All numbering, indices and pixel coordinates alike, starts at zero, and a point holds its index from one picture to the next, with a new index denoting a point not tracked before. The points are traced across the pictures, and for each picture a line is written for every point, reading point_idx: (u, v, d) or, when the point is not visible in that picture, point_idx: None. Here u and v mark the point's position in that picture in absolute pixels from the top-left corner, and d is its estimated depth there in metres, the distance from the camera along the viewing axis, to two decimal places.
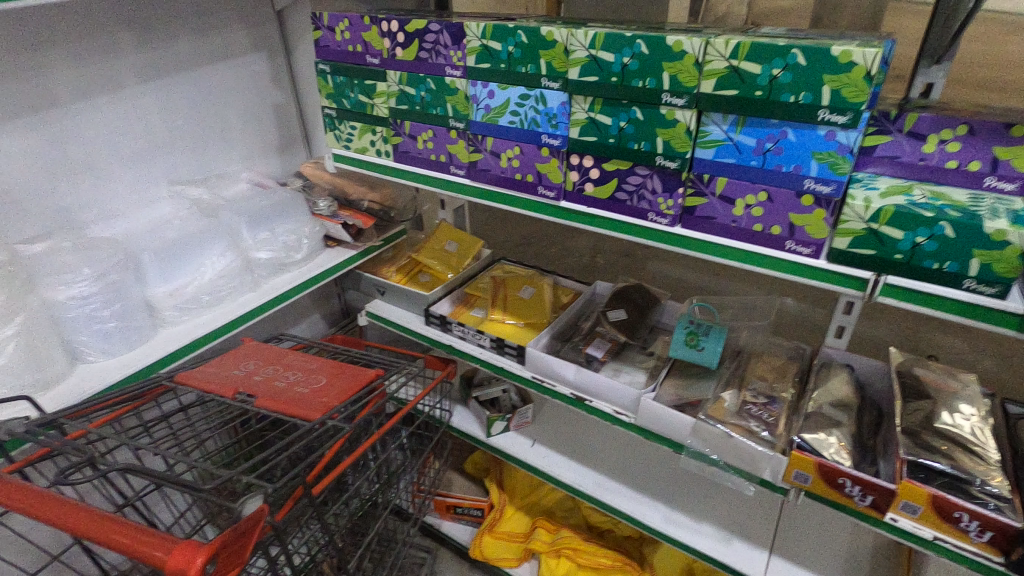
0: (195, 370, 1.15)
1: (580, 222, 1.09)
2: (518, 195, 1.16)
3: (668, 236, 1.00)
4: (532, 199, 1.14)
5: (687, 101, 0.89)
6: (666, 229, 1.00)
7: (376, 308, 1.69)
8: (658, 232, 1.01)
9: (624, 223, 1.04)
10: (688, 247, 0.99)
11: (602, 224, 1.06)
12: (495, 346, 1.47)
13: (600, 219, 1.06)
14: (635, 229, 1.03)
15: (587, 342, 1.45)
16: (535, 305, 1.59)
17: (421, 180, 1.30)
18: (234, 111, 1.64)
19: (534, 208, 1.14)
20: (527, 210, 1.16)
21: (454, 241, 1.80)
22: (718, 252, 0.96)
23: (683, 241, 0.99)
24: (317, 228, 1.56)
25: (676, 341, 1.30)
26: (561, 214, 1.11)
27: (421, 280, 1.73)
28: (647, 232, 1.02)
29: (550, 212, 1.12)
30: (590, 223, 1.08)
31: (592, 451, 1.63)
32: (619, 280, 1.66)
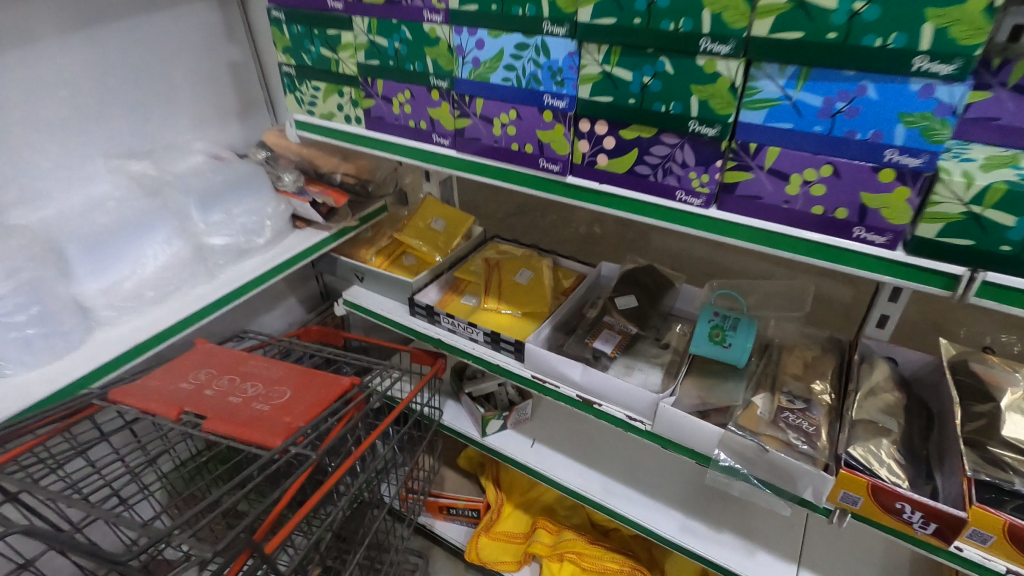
0: (134, 383, 0.97)
1: (592, 203, 0.90)
2: (515, 169, 0.96)
3: (704, 220, 0.81)
4: (534, 175, 0.94)
5: (733, 48, 0.69)
6: (702, 211, 0.81)
7: (355, 296, 1.50)
8: (692, 214, 0.82)
9: (647, 203, 0.85)
10: (728, 235, 0.81)
11: (622, 206, 0.88)
12: (489, 340, 1.30)
13: (619, 200, 0.87)
14: (662, 213, 0.85)
15: (600, 330, 1.28)
16: (534, 291, 1.41)
17: (399, 152, 1.10)
18: (181, 71, 1.41)
19: (536, 185, 0.95)
20: (526, 188, 0.96)
21: (442, 218, 1.60)
22: (766, 241, 0.78)
23: (724, 228, 0.80)
24: (282, 207, 1.35)
25: (698, 336, 1.12)
26: (570, 194, 0.92)
27: (405, 264, 1.54)
28: (678, 215, 0.83)
29: (556, 190, 0.93)
30: (606, 205, 0.89)
31: (599, 452, 1.48)
32: (626, 260, 1.48)
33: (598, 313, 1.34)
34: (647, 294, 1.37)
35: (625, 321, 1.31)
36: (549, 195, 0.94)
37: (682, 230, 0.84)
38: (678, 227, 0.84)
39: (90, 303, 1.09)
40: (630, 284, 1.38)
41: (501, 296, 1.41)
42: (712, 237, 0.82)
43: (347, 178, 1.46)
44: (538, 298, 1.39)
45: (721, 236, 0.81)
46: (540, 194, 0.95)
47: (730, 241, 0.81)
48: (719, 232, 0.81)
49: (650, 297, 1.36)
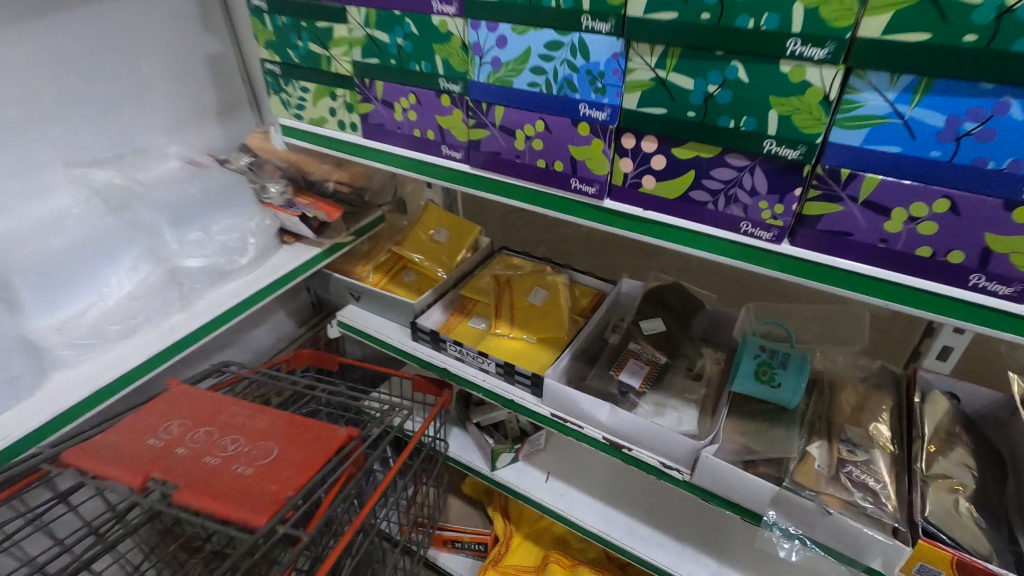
0: (93, 442, 0.82)
1: (634, 232, 0.77)
2: (541, 190, 0.82)
3: (774, 257, 0.68)
4: (563, 197, 0.80)
5: (831, 52, 0.55)
6: (772, 247, 0.68)
7: (350, 317, 1.36)
8: (759, 250, 0.69)
9: (702, 234, 0.71)
10: (803, 275, 0.67)
11: (671, 237, 0.74)
12: (503, 372, 1.16)
13: (668, 229, 0.74)
14: (721, 247, 0.71)
15: (626, 360, 1.16)
16: (550, 313, 1.27)
17: (401, 165, 0.95)
18: (152, 66, 1.25)
19: (566, 208, 0.81)
20: (553, 212, 0.82)
21: (445, 228, 1.46)
22: (851, 286, 0.65)
23: (799, 267, 0.67)
24: (268, 221, 1.20)
25: (742, 374, 0.98)
26: (607, 220, 0.78)
27: (406, 281, 1.40)
28: (741, 250, 0.70)
29: (590, 215, 0.79)
30: (651, 235, 0.75)
31: (620, 486, 1.35)
32: (650, 276, 1.35)
33: (622, 339, 1.21)
34: (676, 318, 1.23)
35: (653, 349, 1.18)
36: (581, 220, 0.80)
37: (745, 267, 0.71)
38: (741, 264, 0.71)
39: (44, 342, 0.94)
40: (656, 306, 1.25)
41: (513, 319, 1.27)
42: (783, 277, 0.69)
43: (341, 187, 1.32)
44: (555, 321, 1.25)
45: (794, 276, 0.68)
46: (570, 218, 0.81)
47: (805, 283, 0.67)
48: (792, 272, 0.68)
49: (678, 321, 1.23)
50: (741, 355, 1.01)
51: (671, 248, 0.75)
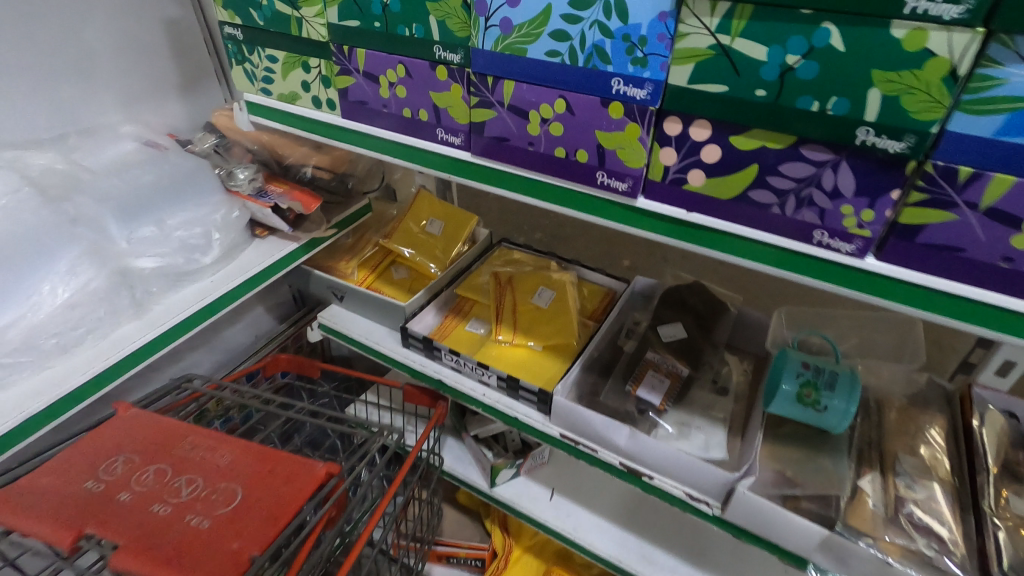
0: (16, 487, 0.68)
1: (670, 236, 0.63)
2: (557, 184, 0.68)
3: (848, 272, 0.55)
4: (584, 193, 0.66)
5: (970, 10, 0.40)
6: (848, 260, 0.54)
7: (332, 319, 1.21)
8: (830, 262, 0.55)
9: (761, 242, 0.58)
10: (882, 296, 0.54)
11: (718, 244, 0.61)
12: (505, 386, 1.03)
13: (716, 235, 0.60)
14: (782, 259, 0.58)
15: (644, 371, 1.02)
16: (557, 316, 1.14)
17: (388, 152, 0.80)
18: (99, 31, 1.07)
19: (588, 206, 0.67)
20: (571, 211, 0.69)
21: (438, 219, 1.31)
22: (947, 311, 0.52)
23: (877, 285, 0.54)
24: (236, 213, 1.05)
25: (782, 395, 0.85)
26: (639, 221, 0.64)
27: (395, 278, 1.26)
28: (806, 261, 0.56)
29: (618, 216, 0.65)
30: (692, 241, 0.62)
31: (626, 503, 1.24)
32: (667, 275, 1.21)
33: (638, 346, 1.07)
34: (697, 323, 1.10)
35: (672, 359, 1.04)
36: (605, 220, 0.67)
37: (808, 283, 0.57)
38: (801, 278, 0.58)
39: None
40: (675, 310, 1.12)
41: (516, 324, 1.13)
42: (857, 297, 0.56)
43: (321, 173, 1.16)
44: (562, 327, 1.12)
45: (870, 296, 0.55)
46: (593, 218, 0.67)
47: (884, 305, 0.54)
48: (867, 292, 0.55)
49: (700, 327, 1.10)
50: (779, 375, 0.88)
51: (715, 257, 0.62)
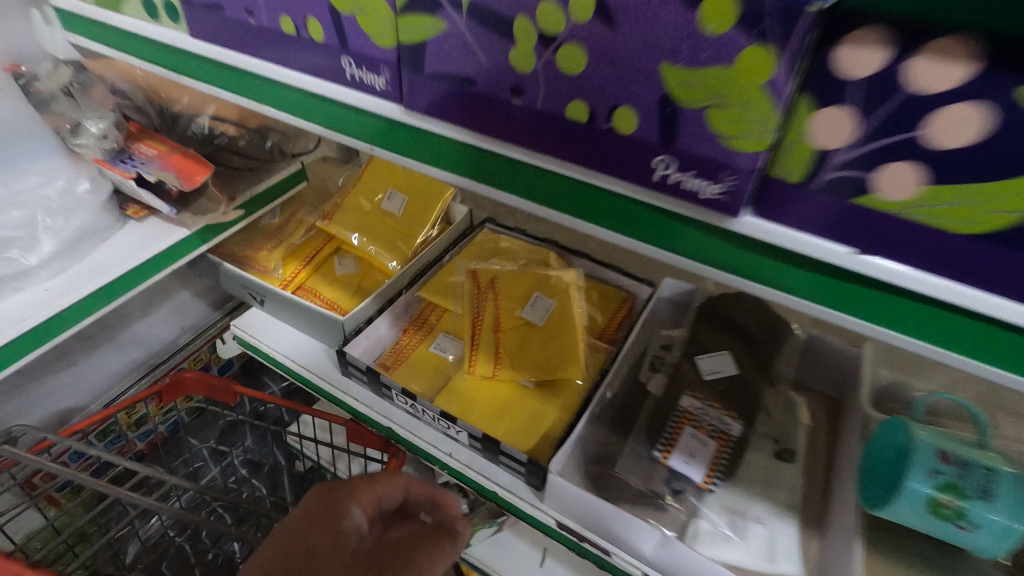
0: None
1: (613, 229, 0.40)
2: (552, 168, 0.39)
3: (868, 290, 0.34)
4: (541, 164, 0.39)
5: None
6: (886, 274, 0.33)
7: (246, 330, 0.89)
8: (848, 274, 0.34)
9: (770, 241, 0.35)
10: (900, 328, 0.35)
11: (687, 245, 0.38)
12: (480, 448, 0.73)
13: (691, 227, 0.37)
14: (778, 264, 0.36)
15: (679, 430, 0.71)
16: (554, 336, 0.81)
17: (283, 106, 0.49)
18: None
19: (533, 188, 0.41)
20: (489, 188, 0.43)
21: (400, 192, 0.98)
22: None
23: (901, 314, 0.34)
24: (88, 189, 0.71)
25: (909, 496, 0.55)
26: (569, 203, 0.41)
27: (337, 274, 0.93)
28: (811, 270, 0.35)
29: (545, 196, 0.41)
30: (646, 237, 0.39)
31: None
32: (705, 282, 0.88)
33: (671, 389, 0.76)
34: (750, 353, 0.79)
35: (720, 409, 0.74)
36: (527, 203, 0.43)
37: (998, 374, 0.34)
38: (790, 295, 0.37)
39: None
40: (719, 333, 0.81)
41: (499, 348, 0.81)
42: None
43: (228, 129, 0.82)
44: (564, 354, 0.79)
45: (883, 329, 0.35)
46: (518, 200, 0.43)
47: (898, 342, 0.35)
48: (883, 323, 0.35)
49: (755, 359, 0.79)
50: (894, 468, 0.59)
51: (672, 261, 0.40)
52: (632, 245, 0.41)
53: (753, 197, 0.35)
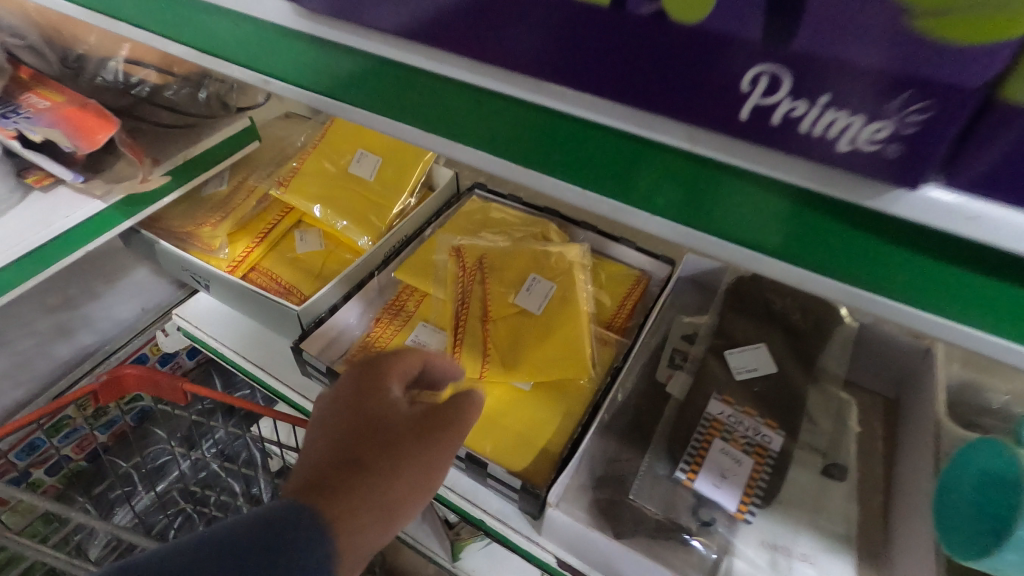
0: None
1: (594, 190, 0.29)
2: (568, 111, 0.27)
3: (950, 264, 0.23)
4: (540, 100, 0.28)
5: None
6: (1000, 237, 0.21)
7: (191, 320, 0.76)
8: (924, 239, 0.23)
9: (815, 193, 0.24)
10: (988, 325, 0.24)
11: (695, 207, 0.27)
12: (465, 468, 0.61)
13: (704, 179, 0.26)
14: (822, 232, 0.25)
15: (705, 444, 0.58)
16: (554, 326, 0.67)
17: (192, 41, 0.40)
18: None
19: (522, 138, 0.30)
20: (449, 143, 0.32)
21: (371, 153, 0.82)
22: None
23: (995, 301, 0.23)
24: None
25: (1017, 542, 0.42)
26: (538, 152, 0.30)
27: (295, 253, 0.79)
28: (870, 238, 0.24)
29: (514, 144, 0.30)
30: (638, 200, 0.28)
31: None
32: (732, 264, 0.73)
33: (695, 391, 0.62)
34: (791, 347, 0.66)
35: (755, 417, 0.60)
36: (488, 159, 0.32)
37: None
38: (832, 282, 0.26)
39: None
40: (754, 323, 0.67)
41: (489, 341, 0.67)
42: None
43: (153, 78, 0.65)
44: (566, 350, 0.65)
45: (961, 327, 0.24)
46: (490, 159, 0.32)
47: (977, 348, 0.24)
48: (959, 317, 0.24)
49: (797, 355, 0.65)
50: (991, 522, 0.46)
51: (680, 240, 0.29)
52: (617, 213, 0.30)
53: (951, 148, 0.20)
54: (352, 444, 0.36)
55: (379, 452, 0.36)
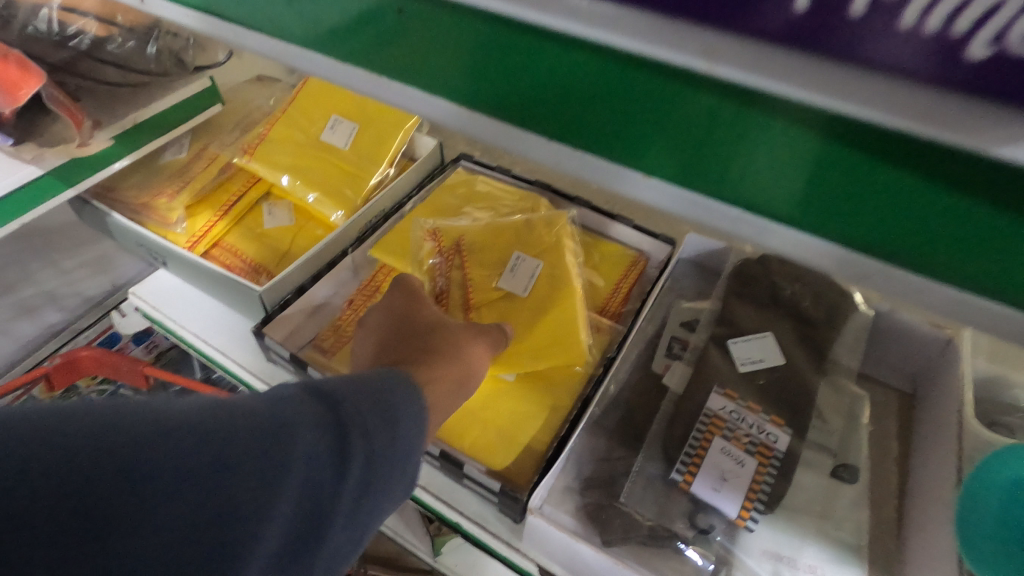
0: None
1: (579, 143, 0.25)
2: (561, 30, 0.22)
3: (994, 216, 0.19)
4: (528, 20, 0.22)
5: None
6: None
7: (147, 300, 0.70)
8: (971, 184, 0.19)
9: (851, 125, 0.19)
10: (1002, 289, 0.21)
11: (700, 156, 0.23)
12: (441, 466, 0.56)
13: (718, 118, 0.21)
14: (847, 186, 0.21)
15: (705, 443, 0.52)
16: (542, 308, 0.61)
17: None
18: None
19: (503, 74, 0.25)
20: (415, 95, 0.28)
21: (347, 118, 0.75)
22: None
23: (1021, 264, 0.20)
24: None
25: None
26: (517, 98, 0.25)
27: (263, 229, 0.72)
28: (909, 185, 0.20)
29: (489, 86, 0.25)
30: (632, 156, 0.24)
31: None
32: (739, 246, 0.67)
33: (694, 384, 0.56)
34: (801, 338, 0.60)
35: (760, 413, 0.54)
36: (458, 112, 0.27)
37: None
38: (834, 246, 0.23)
39: None
40: (760, 311, 0.61)
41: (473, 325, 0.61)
42: None
43: (94, 28, 0.56)
44: (558, 335, 0.59)
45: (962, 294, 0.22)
46: (459, 111, 0.27)
47: (978, 321, 0.22)
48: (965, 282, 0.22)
49: (808, 345, 0.60)
50: (998, 524, 0.42)
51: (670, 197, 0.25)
52: (605, 173, 0.26)
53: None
54: (426, 335, 0.47)
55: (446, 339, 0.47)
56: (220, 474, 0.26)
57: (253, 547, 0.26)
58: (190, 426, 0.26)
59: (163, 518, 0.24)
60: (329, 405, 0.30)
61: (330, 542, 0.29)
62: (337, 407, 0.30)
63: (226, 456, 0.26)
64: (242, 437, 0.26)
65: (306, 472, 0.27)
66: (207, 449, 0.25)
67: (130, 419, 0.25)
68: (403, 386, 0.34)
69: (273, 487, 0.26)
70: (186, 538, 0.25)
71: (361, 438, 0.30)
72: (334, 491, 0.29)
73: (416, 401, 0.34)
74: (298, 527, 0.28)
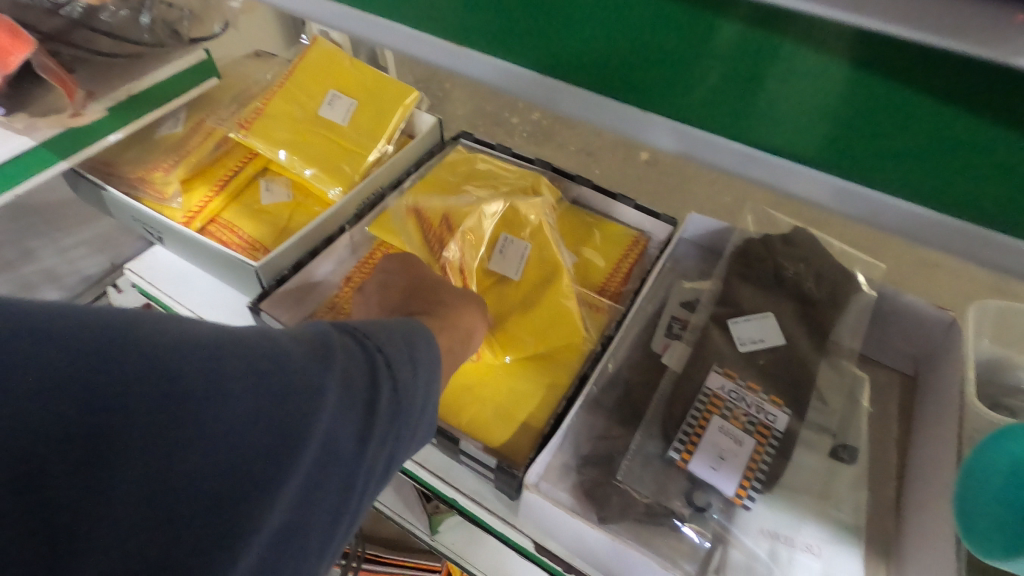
0: None
1: (621, 87, 0.29)
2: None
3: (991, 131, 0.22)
4: None
5: None
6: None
7: (144, 275, 0.69)
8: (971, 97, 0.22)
9: (874, 42, 0.22)
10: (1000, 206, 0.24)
11: (731, 90, 0.26)
12: (438, 442, 0.56)
13: (749, 49, 0.25)
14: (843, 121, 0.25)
15: (704, 421, 0.52)
16: (543, 287, 0.61)
17: None
18: None
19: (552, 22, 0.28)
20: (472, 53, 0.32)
21: (345, 94, 0.74)
22: None
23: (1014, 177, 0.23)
24: None
25: None
26: (562, 47, 0.29)
27: (261, 205, 0.72)
28: (896, 115, 0.23)
29: (541, 38, 0.29)
30: (654, 98, 0.28)
31: None
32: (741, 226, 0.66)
33: (694, 363, 0.56)
34: (803, 319, 0.59)
35: (760, 393, 0.54)
36: (512, 65, 0.31)
37: None
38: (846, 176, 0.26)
39: None
40: (763, 291, 0.60)
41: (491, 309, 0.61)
42: None
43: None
44: (555, 315, 0.60)
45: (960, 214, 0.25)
46: (511, 63, 0.31)
47: (950, 243, 0.26)
48: (965, 204, 0.25)
49: (810, 326, 0.59)
50: (999, 500, 0.41)
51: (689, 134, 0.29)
52: (629, 113, 0.30)
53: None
54: (433, 291, 0.49)
55: (449, 291, 0.50)
56: (279, 402, 0.27)
57: (300, 470, 0.28)
58: (246, 355, 0.27)
59: (210, 447, 0.26)
60: (360, 344, 0.33)
61: (360, 481, 0.31)
62: (367, 343, 0.33)
63: (289, 374, 0.28)
64: (292, 351, 0.29)
65: (344, 389, 0.30)
66: (272, 367, 0.28)
67: (172, 340, 0.26)
68: (423, 336, 0.37)
69: (320, 394, 0.29)
70: (242, 435, 0.26)
71: (391, 376, 0.33)
72: (371, 413, 0.31)
73: (432, 348, 0.37)
74: (340, 452, 0.30)
